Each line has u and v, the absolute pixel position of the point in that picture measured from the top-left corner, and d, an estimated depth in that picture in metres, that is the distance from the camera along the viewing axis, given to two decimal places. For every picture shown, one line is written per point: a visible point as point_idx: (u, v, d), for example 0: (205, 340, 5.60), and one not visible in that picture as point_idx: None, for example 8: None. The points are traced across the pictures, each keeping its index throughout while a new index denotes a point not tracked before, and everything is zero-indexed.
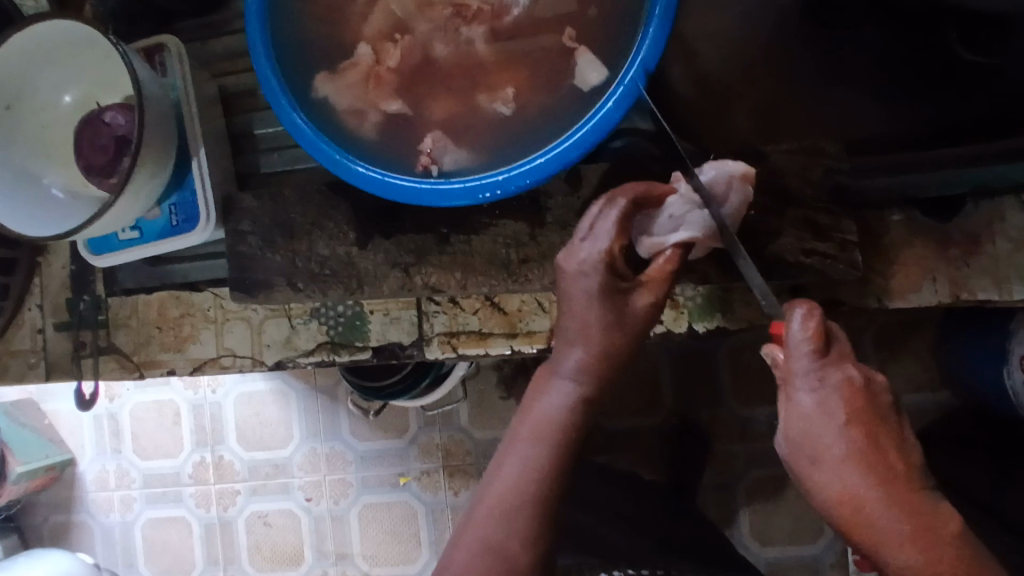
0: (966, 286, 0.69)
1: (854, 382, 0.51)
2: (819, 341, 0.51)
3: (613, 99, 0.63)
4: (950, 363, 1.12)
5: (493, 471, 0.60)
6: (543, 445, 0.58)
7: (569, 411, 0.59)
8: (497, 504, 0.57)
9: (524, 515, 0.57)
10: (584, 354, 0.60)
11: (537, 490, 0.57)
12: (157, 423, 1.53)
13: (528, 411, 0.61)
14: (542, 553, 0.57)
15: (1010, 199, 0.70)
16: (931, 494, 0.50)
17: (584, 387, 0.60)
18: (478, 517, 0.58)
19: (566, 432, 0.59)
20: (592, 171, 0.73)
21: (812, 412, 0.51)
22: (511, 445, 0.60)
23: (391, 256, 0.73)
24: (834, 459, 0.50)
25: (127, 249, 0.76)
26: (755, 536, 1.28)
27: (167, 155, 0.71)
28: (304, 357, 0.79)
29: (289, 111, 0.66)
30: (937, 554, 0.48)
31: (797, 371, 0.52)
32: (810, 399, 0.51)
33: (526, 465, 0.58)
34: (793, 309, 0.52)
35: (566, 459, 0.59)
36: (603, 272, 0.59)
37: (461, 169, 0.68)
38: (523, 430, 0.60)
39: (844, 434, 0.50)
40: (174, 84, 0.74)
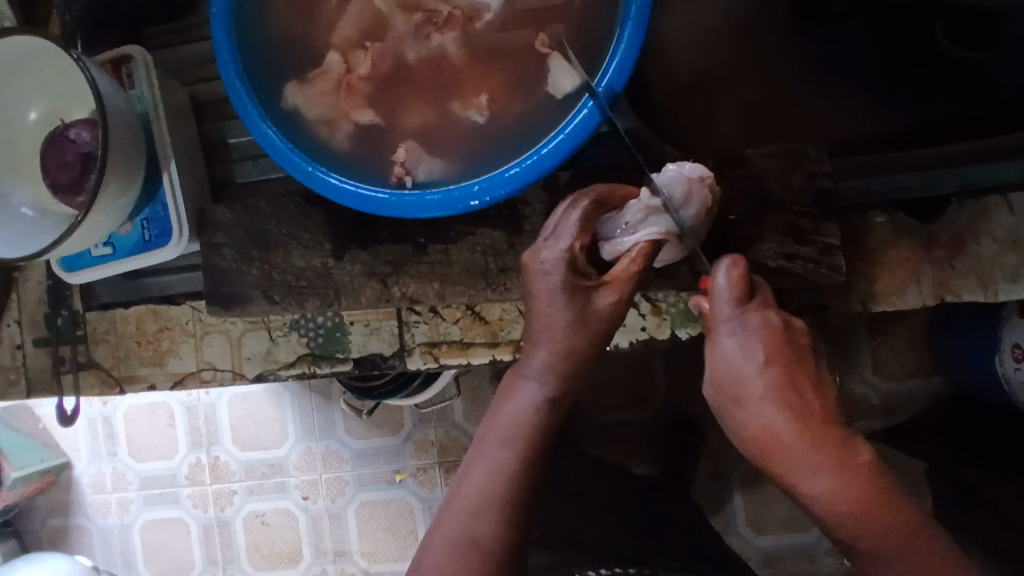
0: (951, 287, 0.69)
1: (770, 323, 0.54)
2: (739, 287, 0.55)
3: (588, 105, 0.61)
4: (943, 352, 1.10)
5: (462, 474, 0.59)
6: (512, 445, 0.58)
7: (538, 411, 0.59)
8: (467, 504, 0.56)
9: (493, 517, 0.56)
10: (550, 352, 0.60)
11: (506, 491, 0.56)
12: (151, 425, 1.53)
13: (497, 412, 0.61)
14: (514, 559, 0.55)
15: (996, 197, 0.69)
16: (850, 435, 0.52)
17: (552, 386, 0.60)
18: (447, 518, 0.57)
19: (535, 431, 0.59)
20: (566, 181, 0.73)
21: (735, 355, 0.54)
22: (480, 445, 0.59)
23: (368, 267, 0.72)
24: (757, 399, 0.53)
25: (100, 266, 0.75)
26: (750, 526, 1.28)
27: (133, 172, 0.70)
28: (285, 369, 0.78)
29: (259, 123, 0.64)
30: (853, 486, 0.50)
31: (722, 318, 0.55)
32: (733, 342, 0.54)
33: (495, 465, 0.57)
34: (718, 261, 0.56)
35: (536, 460, 0.58)
36: (566, 270, 0.60)
37: (436, 179, 0.66)
38: (492, 430, 0.60)
39: (763, 372, 0.53)
40: (141, 97, 0.73)
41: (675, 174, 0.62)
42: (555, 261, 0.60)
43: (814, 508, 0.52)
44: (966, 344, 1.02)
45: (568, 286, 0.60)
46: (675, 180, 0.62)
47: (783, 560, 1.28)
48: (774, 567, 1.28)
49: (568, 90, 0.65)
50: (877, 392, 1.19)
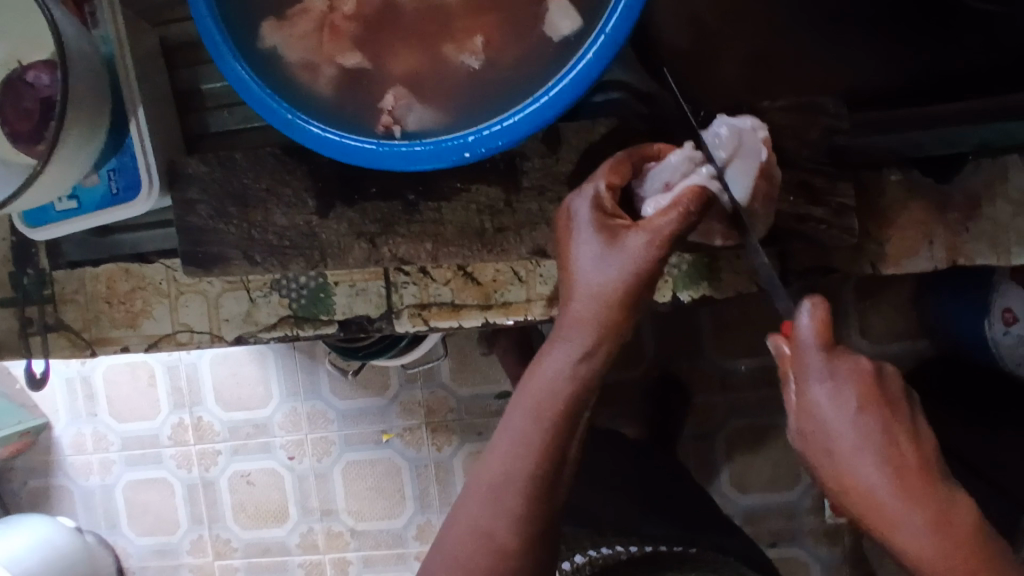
0: (964, 250, 0.66)
1: (862, 369, 0.50)
2: (824, 333, 0.50)
3: (594, 50, 0.57)
4: (932, 317, 1.07)
5: (490, 446, 0.56)
6: (538, 414, 0.54)
7: (568, 371, 0.55)
8: (490, 480, 0.54)
9: (519, 491, 0.53)
10: (579, 305, 0.56)
11: (531, 464, 0.53)
12: (132, 385, 1.48)
13: (527, 375, 0.57)
14: (534, 538, 0.53)
15: (1014, 156, 0.66)
16: (951, 487, 0.49)
17: (582, 343, 0.56)
18: (471, 497, 0.54)
19: (567, 400, 0.54)
20: (572, 133, 0.66)
21: (826, 406, 0.50)
22: (508, 413, 0.56)
23: (355, 226, 0.67)
24: (850, 451, 0.49)
25: (67, 220, 0.70)
26: (735, 485, 1.28)
27: (100, 119, 0.65)
28: (266, 332, 0.74)
29: (230, 60, 0.59)
30: (953, 544, 0.47)
31: (809, 370, 0.50)
32: (827, 391, 0.50)
33: (521, 438, 0.54)
34: (804, 303, 0.50)
35: (565, 432, 0.54)
36: (597, 210, 0.57)
37: (426, 130, 0.62)
38: (521, 399, 0.56)
39: (857, 423, 0.49)
40: (105, 37, 0.67)
41: (724, 128, 0.60)
42: (586, 206, 0.57)
43: (907, 563, 0.49)
44: (954, 305, 0.99)
45: (598, 226, 0.56)
46: (724, 136, 0.60)
47: (766, 517, 1.28)
48: (756, 524, 1.28)
49: (575, 37, 0.60)
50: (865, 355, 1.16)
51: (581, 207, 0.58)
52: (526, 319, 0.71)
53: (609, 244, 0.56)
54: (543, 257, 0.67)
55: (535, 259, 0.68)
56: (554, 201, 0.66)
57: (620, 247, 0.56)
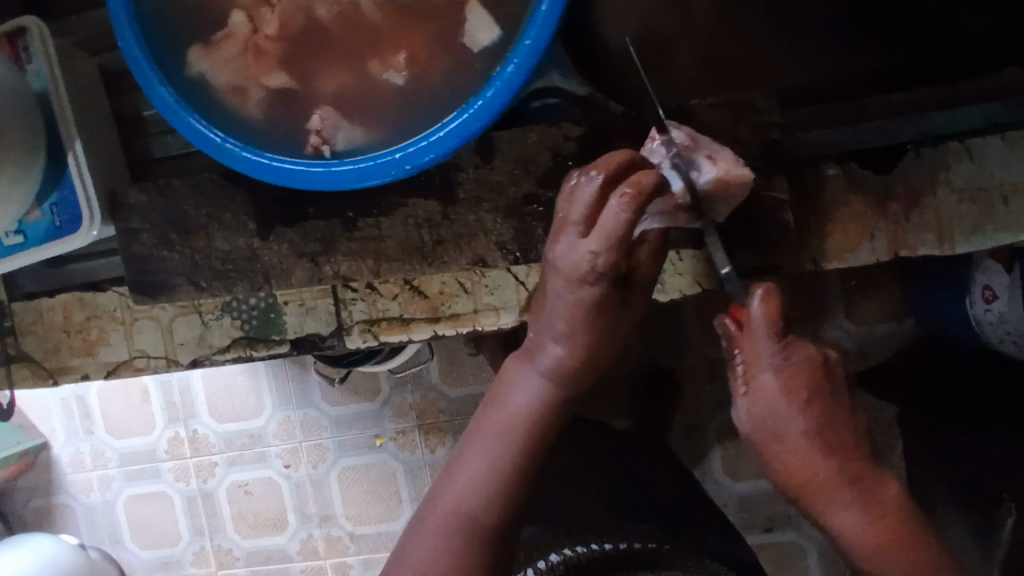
0: (907, 242, 0.65)
1: (812, 358, 0.51)
2: (774, 323, 0.51)
3: (515, 61, 0.57)
4: (917, 298, 1.07)
5: (454, 465, 0.60)
6: (508, 439, 0.58)
7: (537, 405, 0.58)
8: (459, 498, 0.57)
9: (482, 514, 0.57)
10: (556, 352, 0.58)
11: (499, 485, 0.57)
12: (125, 402, 1.50)
13: (496, 403, 0.60)
14: (498, 548, 0.56)
15: (954, 145, 0.64)
16: (880, 468, 0.51)
17: (556, 386, 0.59)
18: (439, 511, 0.58)
19: (535, 429, 0.58)
20: (506, 142, 0.65)
21: (777, 392, 0.50)
22: (477, 437, 0.60)
23: (297, 246, 0.67)
24: (795, 437, 0.51)
25: (15, 254, 0.71)
26: (727, 472, 1.28)
27: (33, 154, 0.65)
28: (220, 354, 0.74)
29: (156, 85, 0.60)
30: (887, 524, 0.49)
31: (761, 359, 0.51)
32: (777, 381, 0.51)
33: (490, 461, 0.58)
34: (752, 293, 0.51)
35: (532, 457, 0.58)
36: (606, 289, 0.55)
37: (356, 148, 0.62)
38: (492, 423, 0.59)
39: (805, 409, 0.50)
40: (39, 72, 0.67)
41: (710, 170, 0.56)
42: (595, 294, 0.55)
43: (840, 540, 0.51)
44: (937, 285, 0.99)
45: (606, 299, 0.56)
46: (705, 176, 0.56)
47: (759, 503, 1.28)
48: (749, 511, 1.29)
49: (494, 47, 0.60)
50: (852, 338, 1.16)
51: (585, 292, 0.55)
52: (475, 331, 0.71)
53: (605, 314, 0.57)
54: (483, 269, 0.66)
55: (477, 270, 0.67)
56: (491, 211, 0.65)
57: (608, 308, 0.57)
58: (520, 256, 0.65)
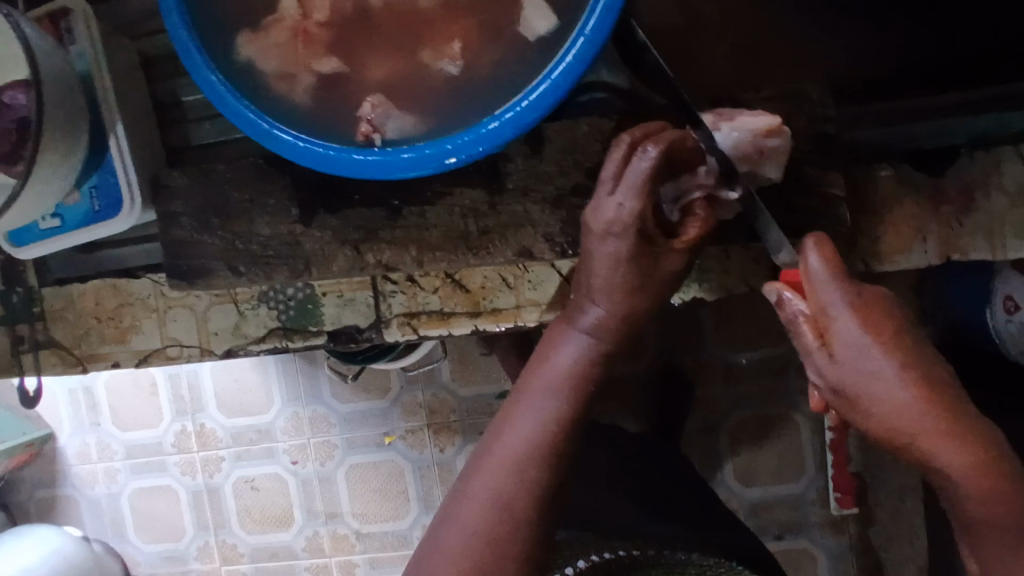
0: (958, 246, 0.64)
1: (875, 296, 0.51)
2: (833, 266, 0.51)
3: (574, 52, 0.56)
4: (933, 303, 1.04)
5: (501, 423, 0.57)
6: (559, 395, 0.56)
7: (583, 366, 0.56)
8: (511, 455, 0.55)
9: (531, 474, 0.54)
10: (600, 309, 0.57)
11: (552, 442, 0.55)
12: (133, 395, 1.48)
13: (539, 364, 0.58)
14: (552, 506, 0.55)
15: (1008, 148, 0.63)
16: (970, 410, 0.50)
17: (602, 345, 0.57)
18: (488, 468, 0.55)
19: (584, 384, 0.56)
20: (556, 133, 0.65)
21: (859, 333, 0.49)
22: (523, 399, 0.57)
23: (340, 234, 0.67)
24: (883, 378, 0.49)
25: (50, 239, 0.70)
26: (738, 478, 1.28)
27: (77, 136, 0.64)
28: (255, 344, 0.73)
29: (204, 71, 0.59)
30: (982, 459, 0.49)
31: (831, 304, 0.50)
32: (854, 322, 0.50)
33: (541, 417, 0.55)
34: (808, 245, 0.52)
35: (582, 412, 0.56)
36: (636, 242, 0.55)
37: (407, 136, 0.61)
38: (539, 379, 0.57)
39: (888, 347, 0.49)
40: (81, 53, 0.66)
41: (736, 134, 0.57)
42: (622, 246, 0.55)
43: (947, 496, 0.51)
44: (963, 293, 0.97)
45: (641, 254, 0.56)
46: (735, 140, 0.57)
47: (772, 510, 1.28)
48: (761, 517, 1.28)
49: (550, 36, 0.59)
50: None
51: (612, 245, 0.55)
52: (517, 326, 0.70)
53: (639, 269, 0.56)
54: (529, 260, 0.65)
55: (522, 263, 0.66)
56: (539, 202, 0.65)
57: (643, 262, 0.56)
58: (567, 248, 0.64)
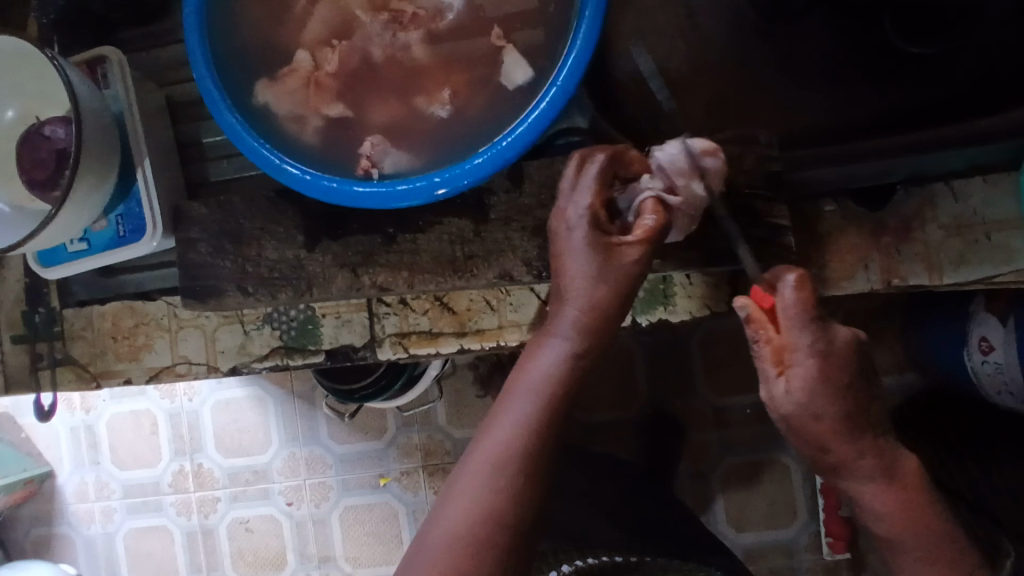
0: (899, 272, 0.71)
1: (841, 336, 0.55)
2: (808, 307, 0.54)
3: (547, 98, 0.64)
4: (917, 349, 1.09)
5: (483, 430, 0.60)
6: (537, 399, 0.59)
7: (563, 369, 0.60)
8: (490, 459, 0.57)
9: (510, 477, 0.56)
10: (578, 312, 0.60)
11: (528, 446, 0.57)
12: (134, 434, 1.53)
13: (520, 371, 0.61)
14: (531, 513, 0.56)
15: (940, 184, 0.71)
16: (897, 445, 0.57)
17: (579, 350, 0.60)
18: (469, 472, 0.57)
19: (561, 388, 0.59)
20: (535, 170, 0.72)
21: (816, 376, 0.53)
22: (504, 405, 0.60)
23: (340, 258, 0.73)
24: (829, 420, 0.54)
25: (77, 260, 0.77)
26: (732, 523, 1.30)
27: (109, 168, 0.72)
28: (258, 362, 0.79)
29: (225, 112, 0.67)
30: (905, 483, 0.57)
31: (798, 344, 0.54)
32: (815, 364, 0.53)
33: (519, 421, 0.58)
34: (786, 288, 0.54)
35: (559, 416, 0.59)
36: (594, 233, 0.61)
37: (402, 172, 0.69)
38: (519, 386, 0.60)
39: (843, 394, 0.54)
40: (116, 96, 0.75)
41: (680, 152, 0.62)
42: (582, 237, 0.61)
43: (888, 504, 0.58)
44: (935, 335, 1.02)
45: (594, 245, 0.60)
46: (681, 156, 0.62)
47: (763, 556, 1.29)
48: (753, 563, 1.29)
49: (528, 85, 0.68)
50: None
51: (572, 235, 0.61)
52: (499, 345, 0.76)
53: (605, 265, 0.60)
54: (509, 282, 0.72)
55: (503, 285, 0.73)
56: (519, 231, 0.72)
57: (612, 269, 0.60)
58: (544, 272, 0.71)
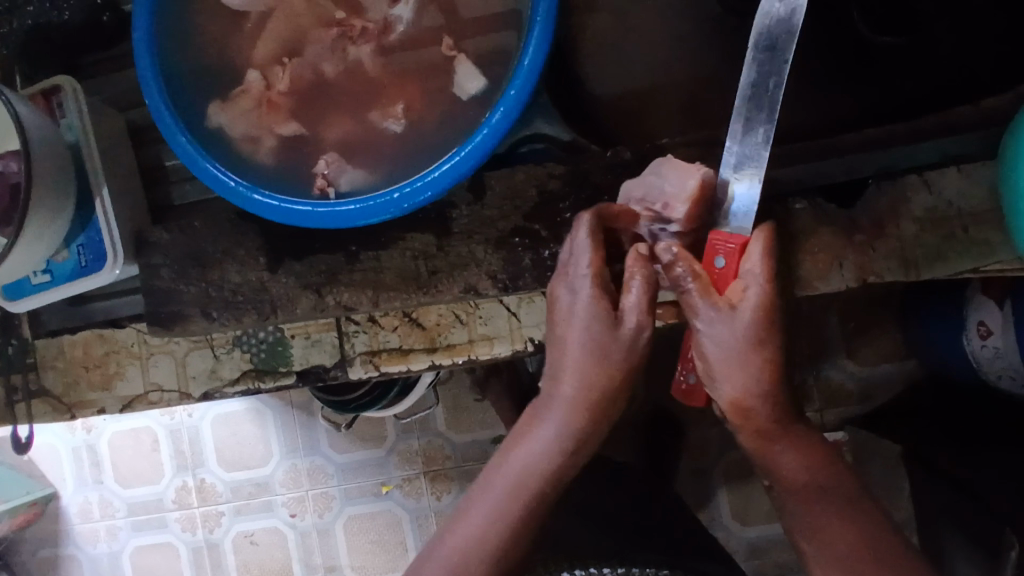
0: (873, 269, 0.69)
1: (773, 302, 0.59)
2: (767, 257, 0.59)
3: (502, 108, 0.63)
4: (915, 336, 1.06)
5: (463, 509, 0.64)
6: (516, 490, 0.62)
7: (545, 463, 0.62)
8: (465, 546, 0.62)
9: (479, 566, 0.61)
10: (570, 398, 0.62)
11: (503, 537, 0.61)
12: (136, 451, 1.52)
13: (506, 453, 0.64)
14: None
15: (913, 178, 0.68)
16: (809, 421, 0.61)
17: (567, 439, 0.62)
18: (445, 552, 0.63)
19: (542, 480, 0.62)
20: (496, 180, 0.72)
21: (748, 312, 0.58)
22: (485, 487, 0.64)
23: (302, 279, 0.72)
24: (744, 359, 0.58)
25: (40, 294, 0.76)
26: (736, 517, 1.27)
27: (64, 199, 0.71)
28: (229, 386, 0.78)
29: (175, 133, 0.65)
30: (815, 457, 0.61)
31: (748, 282, 0.59)
32: (755, 304, 0.58)
33: (496, 510, 0.62)
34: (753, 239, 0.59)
35: (539, 507, 0.62)
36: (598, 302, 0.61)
37: (358, 189, 0.67)
38: (502, 471, 0.63)
39: (758, 342, 0.58)
40: (71, 125, 0.74)
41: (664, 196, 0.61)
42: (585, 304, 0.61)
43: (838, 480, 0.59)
44: (933, 321, 0.99)
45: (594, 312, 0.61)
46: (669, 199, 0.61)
47: (768, 551, 1.27)
48: (760, 557, 1.28)
49: (482, 96, 0.67)
50: (854, 379, 1.17)
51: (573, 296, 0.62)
52: (471, 360, 0.75)
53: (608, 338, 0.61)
54: (475, 296, 0.70)
55: (470, 299, 0.71)
56: (482, 243, 0.70)
57: (615, 339, 0.61)
58: (509, 284, 0.70)
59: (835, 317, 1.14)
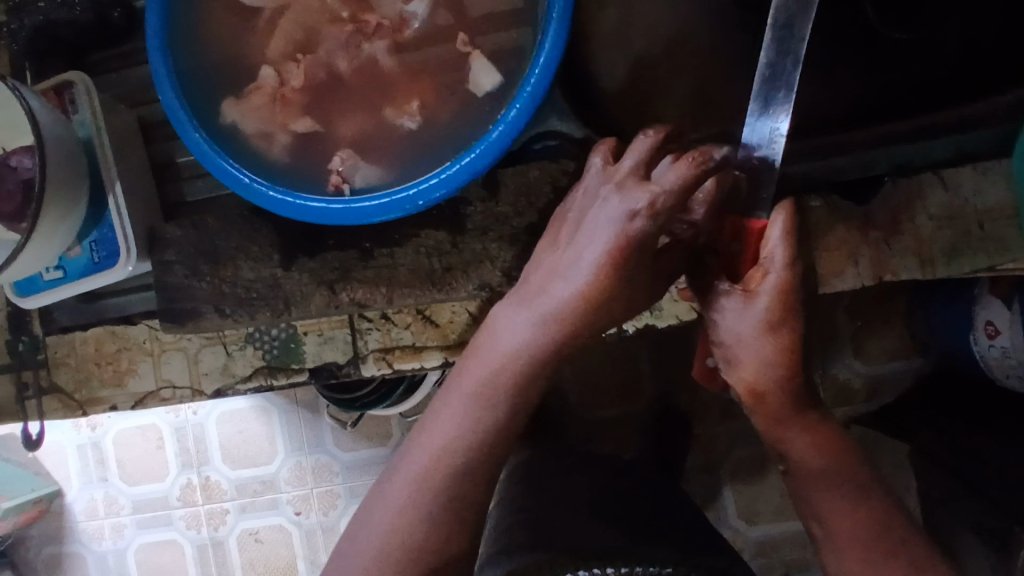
0: (889, 266, 0.71)
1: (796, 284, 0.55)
2: (789, 238, 0.55)
3: (518, 104, 0.63)
4: (925, 332, 1.06)
5: (426, 420, 0.59)
6: (486, 393, 0.57)
7: (518, 364, 0.57)
8: (427, 451, 0.56)
9: (442, 474, 0.55)
10: (556, 299, 0.57)
11: (468, 444, 0.56)
12: (141, 448, 1.52)
13: (477, 355, 0.59)
14: (464, 511, 0.55)
15: (929, 175, 0.70)
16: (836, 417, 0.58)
17: (545, 338, 0.57)
18: (404, 462, 0.57)
19: (513, 383, 0.57)
20: (510, 177, 0.71)
21: (764, 300, 0.55)
22: (451, 394, 0.58)
23: (317, 276, 0.72)
24: (759, 350, 0.55)
25: (53, 289, 0.76)
26: (742, 516, 1.28)
27: (79, 195, 0.71)
28: (242, 383, 0.78)
29: (190, 131, 0.65)
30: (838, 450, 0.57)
31: (767, 269, 0.55)
32: (772, 290, 0.54)
33: (463, 419, 0.57)
34: (773, 216, 0.55)
35: (508, 416, 0.57)
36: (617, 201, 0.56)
37: (373, 185, 0.68)
38: (470, 375, 0.58)
39: (778, 328, 0.54)
40: (83, 122, 0.74)
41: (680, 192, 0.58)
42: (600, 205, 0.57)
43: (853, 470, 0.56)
44: (942, 318, 0.99)
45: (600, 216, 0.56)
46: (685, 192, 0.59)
47: (775, 548, 1.28)
48: (767, 555, 1.28)
49: (497, 92, 0.66)
50: (862, 377, 1.16)
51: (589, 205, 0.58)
52: None
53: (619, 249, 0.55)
54: (489, 293, 0.71)
55: (484, 296, 0.71)
56: (497, 240, 0.70)
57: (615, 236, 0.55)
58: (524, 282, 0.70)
59: (842, 313, 1.12)
